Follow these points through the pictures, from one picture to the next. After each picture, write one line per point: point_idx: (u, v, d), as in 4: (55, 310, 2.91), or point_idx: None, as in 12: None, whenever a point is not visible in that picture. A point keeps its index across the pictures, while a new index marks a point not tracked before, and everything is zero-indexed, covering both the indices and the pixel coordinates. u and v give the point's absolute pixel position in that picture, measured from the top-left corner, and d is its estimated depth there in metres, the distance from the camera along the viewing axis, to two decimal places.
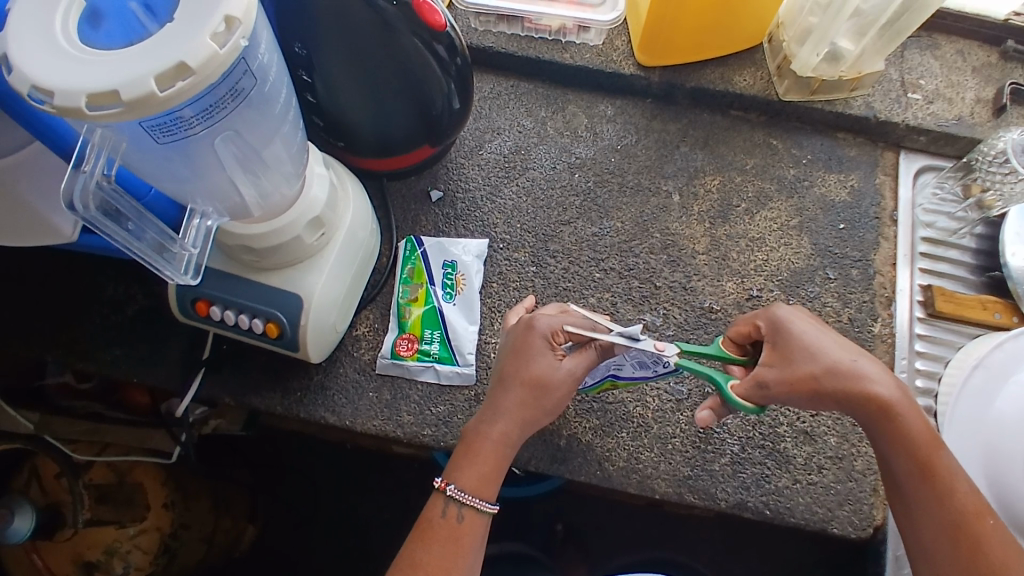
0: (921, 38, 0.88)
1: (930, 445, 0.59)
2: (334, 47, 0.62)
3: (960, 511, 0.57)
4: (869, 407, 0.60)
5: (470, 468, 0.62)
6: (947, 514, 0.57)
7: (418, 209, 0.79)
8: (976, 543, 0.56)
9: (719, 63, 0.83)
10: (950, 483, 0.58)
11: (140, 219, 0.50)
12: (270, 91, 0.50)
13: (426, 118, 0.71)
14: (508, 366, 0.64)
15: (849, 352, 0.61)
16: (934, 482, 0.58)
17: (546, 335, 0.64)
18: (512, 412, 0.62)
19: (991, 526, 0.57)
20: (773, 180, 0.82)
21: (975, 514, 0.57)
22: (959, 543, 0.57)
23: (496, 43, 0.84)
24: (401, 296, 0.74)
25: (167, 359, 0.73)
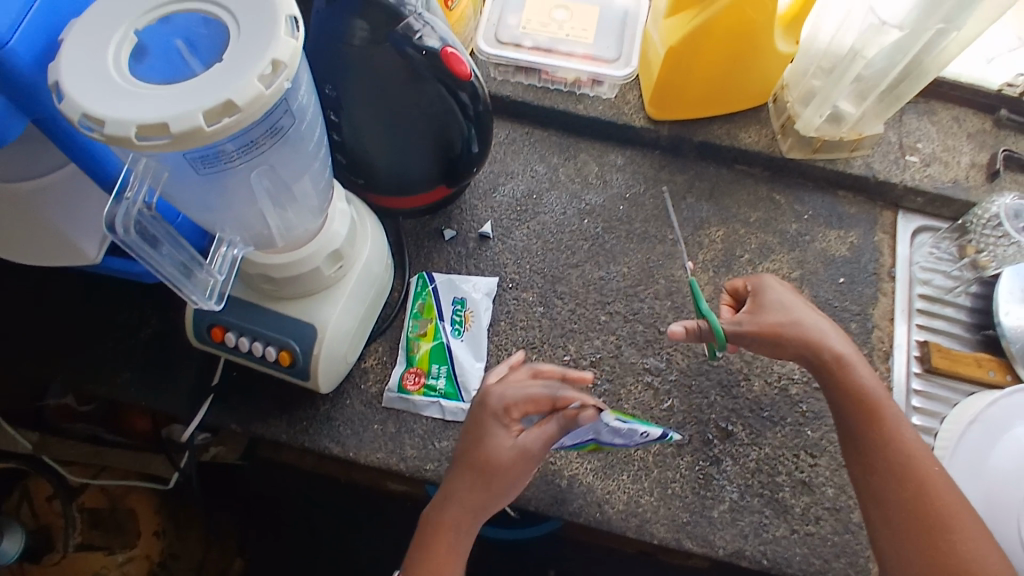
0: (918, 104, 0.92)
1: (882, 398, 0.66)
2: (364, 89, 0.65)
3: (911, 458, 0.63)
4: (821, 358, 0.67)
5: (425, 558, 0.62)
6: (895, 460, 0.63)
7: (431, 246, 0.82)
8: (920, 490, 0.61)
9: (725, 121, 0.87)
10: (899, 433, 0.64)
11: (171, 243, 0.52)
12: (305, 131, 0.52)
13: (446, 158, 0.74)
14: (467, 447, 0.63)
15: (822, 317, 0.70)
16: (881, 431, 0.64)
17: (498, 412, 0.63)
18: (462, 496, 0.62)
19: (934, 475, 0.62)
20: (776, 234, 0.84)
21: (922, 465, 0.63)
22: (905, 488, 0.62)
23: (514, 92, 0.87)
24: (410, 331, 0.75)
25: (176, 384, 0.74)
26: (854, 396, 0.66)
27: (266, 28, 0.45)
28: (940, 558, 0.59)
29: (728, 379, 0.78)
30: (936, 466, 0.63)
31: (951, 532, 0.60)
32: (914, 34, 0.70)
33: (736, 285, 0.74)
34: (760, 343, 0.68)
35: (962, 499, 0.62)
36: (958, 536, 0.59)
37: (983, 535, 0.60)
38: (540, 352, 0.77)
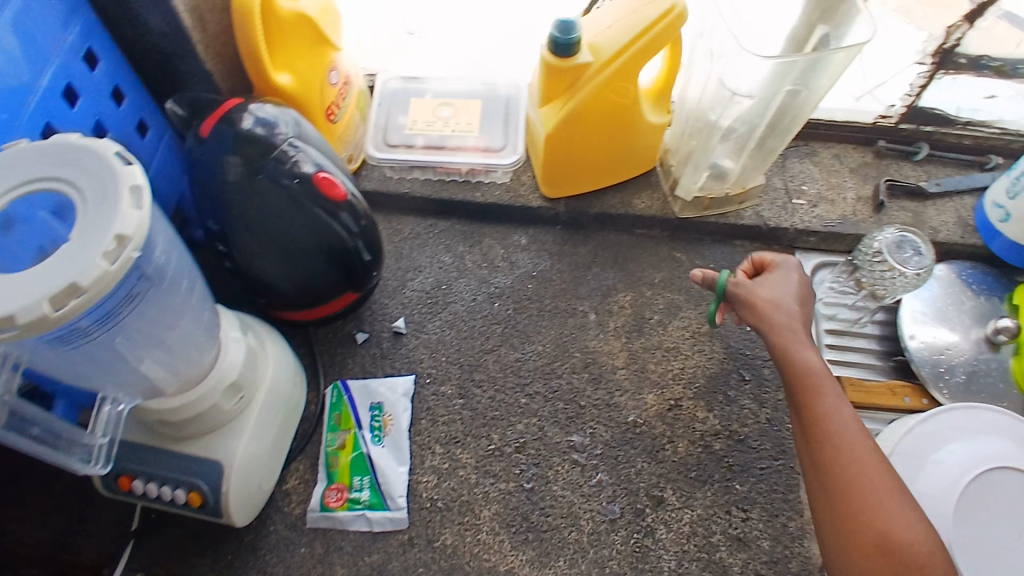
0: (799, 147, 0.96)
1: (824, 376, 0.67)
2: (244, 220, 0.66)
3: (835, 435, 0.63)
4: (777, 332, 0.71)
5: None
6: (818, 431, 0.64)
7: (345, 352, 0.82)
8: (838, 464, 0.62)
9: (618, 189, 0.90)
10: (828, 410, 0.65)
11: (46, 422, 0.53)
12: (170, 282, 0.53)
13: (342, 270, 0.74)
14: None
15: (794, 303, 0.73)
16: (812, 407, 0.66)
17: None
18: None
19: (857, 450, 0.62)
20: (682, 291, 0.87)
21: (851, 440, 0.63)
22: (826, 462, 0.63)
23: (412, 188, 0.89)
24: (329, 445, 0.75)
25: (95, 535, 0.72)
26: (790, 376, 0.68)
27: (109, 204, 0.45)
28: (849, 529, 0.59)
29: (653, 444, 0.79)
30: (867, 443, 0.63)
31: (862, 505, 0.59)
32: (765, 101, 0.72)
33: (764, 258, 0.77)
34: (745, 308, 0.74)
35: (891, 474, 0.61)
36: (869, 510, 0.59)
37: (907, 508, 0.59)
38: (464, 445, 0.77)
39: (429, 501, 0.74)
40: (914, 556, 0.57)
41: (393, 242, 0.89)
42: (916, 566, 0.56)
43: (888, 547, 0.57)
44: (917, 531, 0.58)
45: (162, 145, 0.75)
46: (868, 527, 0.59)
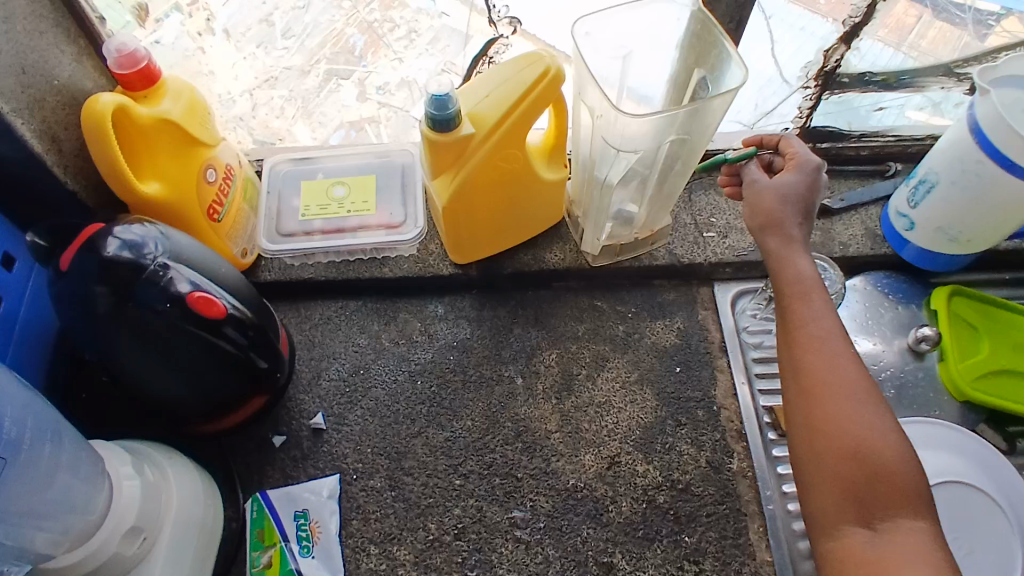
0: (703, 177, 0.96)
1: (807, 287, 0.64)
2: (125, 350, 0.62)
3: (813, 343, 0.61)
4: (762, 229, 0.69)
5: None
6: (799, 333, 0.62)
7: (262, 459, 0.77)
8: (813, 370, 0.60)
9: (529, 246, 0.89)
10: (806, 315, 0.63)
11: None
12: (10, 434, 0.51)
13: (243, 379, 0.70)
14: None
15: (782, 201, 0.67)
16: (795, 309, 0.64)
17: None
18: None
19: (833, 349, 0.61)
20: (606, 340, 0.85)
21: (829, 341, 0.61)
22: (800, 367, 0.61)
23: (316, 272, 0.87)
24: (252, 566, 0.70)
25: None
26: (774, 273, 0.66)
27: None
28: (822, 433, 0.58)
29: (596, 508, 0.75)
30: (847, 350, 0.61)
31: (832, 409, 0.58)
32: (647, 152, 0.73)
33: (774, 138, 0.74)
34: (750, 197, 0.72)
35: (869, 382, 0.59)
36: (846, 408, 0.58)
37: (883, 416, 0.58)
38: (400, 540, 0.73)
39: None
40: (883, 458, 0.56)
41: (305, 331, 0.86)
42: (885, 470, 0.55)
43: (857, 447, 0.56)
44: (890, 440, 0.56)
45: (33, 274, 0.70)
46: (839, 430, 0.57)
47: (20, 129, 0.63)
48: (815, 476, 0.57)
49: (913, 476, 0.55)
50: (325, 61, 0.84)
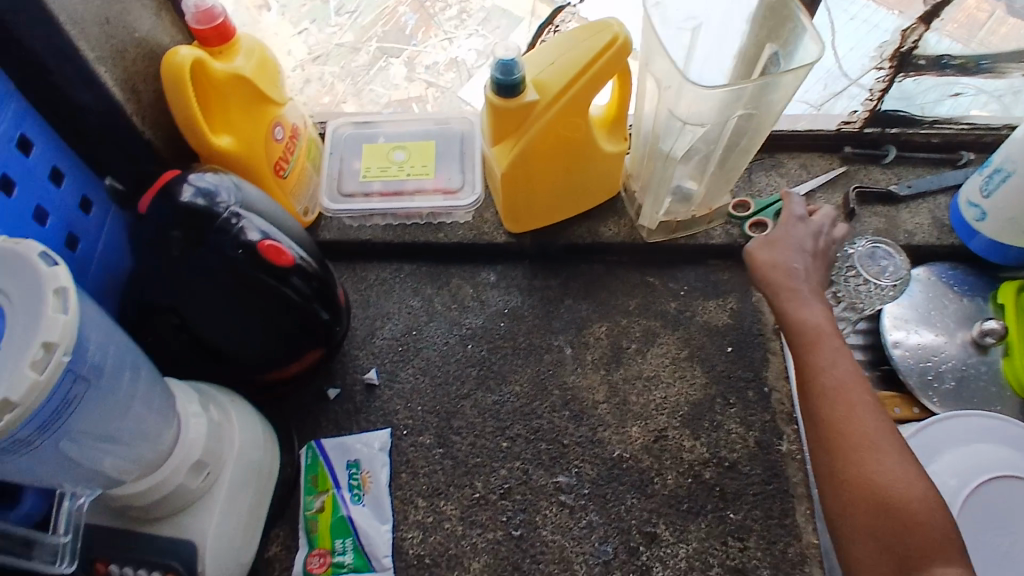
0: (764, 160, 0.93)
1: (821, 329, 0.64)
2: (192, 295, 0.64)
3: (830, 392, 0.60)
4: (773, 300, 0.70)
5: None
6: (815, 384, 0.61)
7: (317, 410, 0.80)
8: (833, 420, 0.58)
9: (584, 219, 0.89)
10: (821, 364, 0.62)
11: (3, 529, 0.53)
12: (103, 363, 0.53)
13: (303, 331, 0.72)
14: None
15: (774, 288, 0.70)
16: (812, 358, 0.63)
17: None
18: None
19: (852, 396, 0.59)
20: (658, 316, 0.85)
21: (847, 389, 0.60)
22: (821, 420, 0.59)
23: (373, 234, 0.89)
24: (306, 509, 0.73)
25: None
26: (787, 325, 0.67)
27: (36, 311, 0.45)
28: (849, 485, 0.55)
29: (641, 479, 0.75)
30: (869, 400, 0.59)
31: (855, 460, 0.55)
32: (717, 125, 0.72)
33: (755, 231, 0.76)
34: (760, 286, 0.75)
35: (894, 431, 0.57)
36: (870, 460, 0.55)
37: (912, 467, 0.55)
38: (447, 496, 0.75)
39: (415, 558, 0.72)
40: (912, 510, 0.52)
41: (361, 290, 0.88)
42: (910, 520, 0.52)
43: (883, 499, 0.53)
44: (917, 488, 0.53)
45: (109, 219, 0.73)
46: (866, 482, 0.54)
47: (104, 78, 0.66)
48: (844, 528, 0.54)
49: (944, 525, 0.52)
50: (377, 38, 0.90)
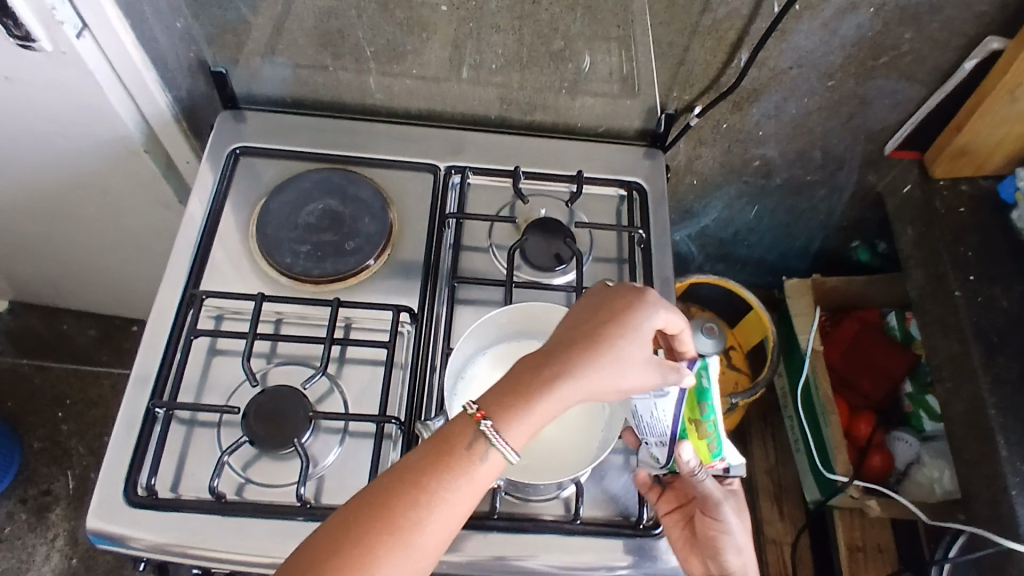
0: None
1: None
2: None
3: (466, 490, 0.58)
4: (582, 353, 0.62)
5: (586, 365, 0.61)
6: (463, 460, 0.58)
7: None
8: (424, 518, 0.56)
9: None
10: (468, 489, 0.58)
11: None
12: None
13: None
14: (614, 319, 0.64)
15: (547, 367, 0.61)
16: (523, 409, 0.59)
17: (655, 301, 0.66)
18: (618, 337, 0.63)
19: (446, 502, 0.57)
20: None
21: (440, 517, 0.56)
22: (533, 402, 0.60)
23: None
24: None
25: None
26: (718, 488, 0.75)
27: None
28: (410, 503, 0.56)
29: None
30: (431, 513, 0.56)
31: (417, 510, 0.56)
32: None
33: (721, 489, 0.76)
34: (509, 376, 0.62)
35: (421, 523, 0.56)
36: (411, 515, 0.56)
37: (401, 554, 0.55)
38: None
39: None
40: (406, 523, 0.55)
41: None
42: (396, 526, 0.55)
43: (392, 533, 0.55)
44: (433, 542, 0.56)
45: None
46: (412, 536, 0.55)
47: None
48: (462, 487, 0.58)
49: (402, 550, 0.55)
50: None
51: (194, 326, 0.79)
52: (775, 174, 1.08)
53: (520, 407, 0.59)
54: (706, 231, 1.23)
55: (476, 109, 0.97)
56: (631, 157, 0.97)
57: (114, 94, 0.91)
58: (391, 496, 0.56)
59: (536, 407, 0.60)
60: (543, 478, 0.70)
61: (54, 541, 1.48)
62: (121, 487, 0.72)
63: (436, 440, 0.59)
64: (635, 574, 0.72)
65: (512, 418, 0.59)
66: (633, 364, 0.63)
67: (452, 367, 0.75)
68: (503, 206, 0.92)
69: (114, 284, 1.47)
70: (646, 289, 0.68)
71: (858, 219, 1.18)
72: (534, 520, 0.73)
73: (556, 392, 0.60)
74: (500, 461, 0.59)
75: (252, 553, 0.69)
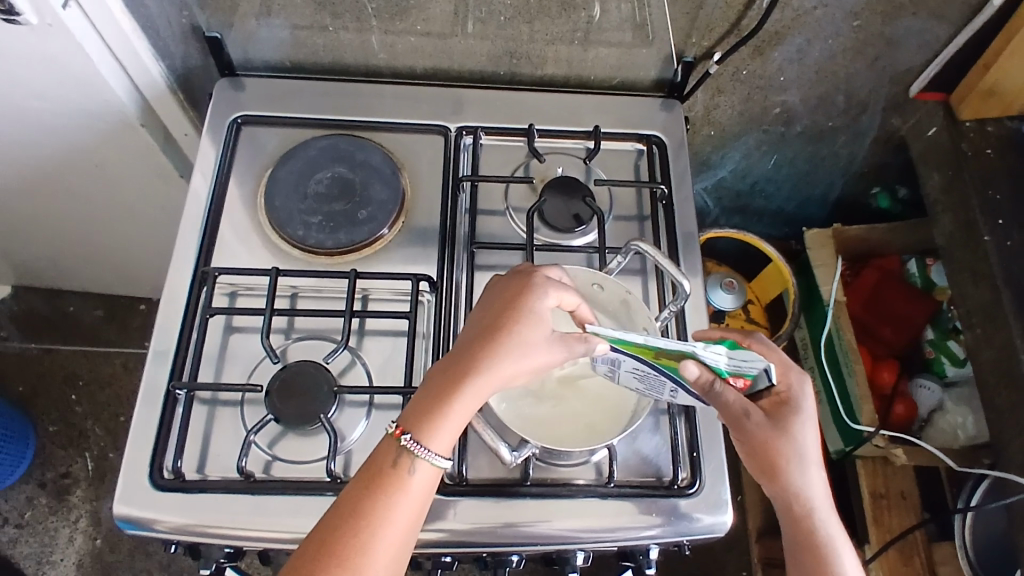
0: None
1: (819, 509, 0.62)
2: None
3: (407, 505, 0.58)
4: (481, 348, 0.61)
5: (486, 359, 0.61)
6: (394, 479, 0.58)
7: None
8: (373, 541, 0.56)
9: None
10: (407, 504, 0.58)
11: None
12: None
13: None
14: (503, 308, 0.63)
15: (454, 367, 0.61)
16: (438, 413, 0.60)
17: (546, 281, 0.65)
18: (512, 325, 0.62)
19: (388, 522, 0.57)
20: None
21: (388, 538, 0.56)
22: (445, 405, 0.60)
23: None
24: None
25: None
26: (788, 395, 0.64)
27: None
28: (354, 530, 0.56)
29: None
30: (379, 536, 0.56)
31: (364, 536, 0.56)
32: None
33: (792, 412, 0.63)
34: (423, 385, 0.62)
35: (371, 549, 0.55)
36: (358, 542, 0.55)
37: None
38: None
39: None
40: (355, 552, 0.55)
41: None
42: (347, 557, 0.55)
43: (343, 563, 0.54)
44: (387, 563, 0.56)
45: None
46: (364, 563, 0.55)
47: None
48: (403, 503, 0.58)
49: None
50: None
51: (209, 305, 0.77)
52: (795, 121, 1.04)
53: (437, 413, 0.60)
54: (722, 182, 1.20)
55: (484, 65, 0.93)
56: (648, 109, 0.93)
57: (105, 65, 0.86)
58: (334, 529, 0.56)
59: (451, 410, 0.60)
60: (616, 429, 0.69)
61: (77, 522, 1.49)
62: (147, 471, 0.70)
63: (366, 467, 0.60)
64: (671, 533, 0.71)
65: (430, 426, 0.59)
66: (535, 346, 0.62)
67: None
68: (517, 165, 0.89)
69: (119, 262, 1.44)
70: (537, 271, 0.66)
71: (878, 165, 1.15)
72: (564, 485, 0.71)
73: (465, 392, 0.60)
74: (430, 469, 0.59)
75: (284, 531, 0.68)
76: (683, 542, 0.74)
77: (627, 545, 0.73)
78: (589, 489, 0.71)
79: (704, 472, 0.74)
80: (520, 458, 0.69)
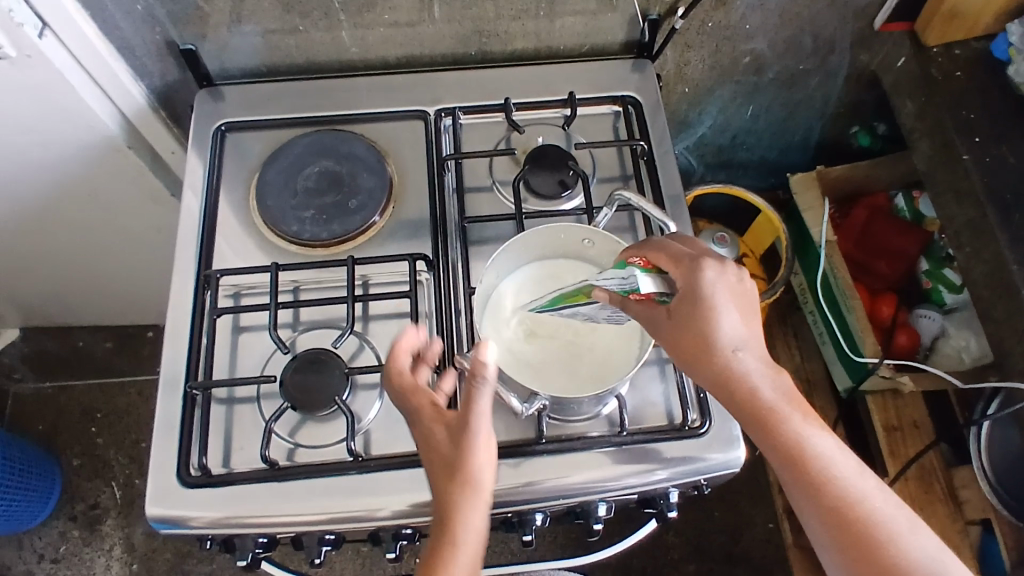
0: None
1: (769, 396, 0.60)
2: None
3: None
4: (439, 472, 0.60)
5: (442, 472, 0.59)
6: None
7: None
8: None
9: None
10: None
11: None
12: None
13: None
14: (420, 429, 0.63)
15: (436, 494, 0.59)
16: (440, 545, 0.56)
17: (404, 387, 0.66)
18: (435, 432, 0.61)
19: None
20: None
21: None
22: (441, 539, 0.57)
23: None
24: None
25: None
26: (688, 295, 0.62)
27: None
28: None
29: None
30: None
31: None
32: None
33: (704, 300, 0.61)
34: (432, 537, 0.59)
35: None
36: None
37: None
38: None
39: None
40: None
41: None
42: None
43: None
44: None
45: None
46: None
47: None
48: None
49: None
50: None
51: (216, 307, 0.79)
52: (766, 68, 1.06)
53: (449, 557, 0.56)
54: (703, 139, 1.22)
55: (454, 48, 0.95)
56: (620, 71, 0.94)
57: (86, 91, 0.88)
58: None
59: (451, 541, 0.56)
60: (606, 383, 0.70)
61: (112, 551, 1.51)
62: (174, 472, 0.72)
63: None
64: (687, 473, 0.73)
65: (453, 556, 0.56)
66: (465, 425, 0.60)
67: (480, 293, 0.74)
68: (499, 140, 0.91)
69: (122, 290, 1.46)
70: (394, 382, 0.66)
71: (854, 103, 1.16)
72: (578, 439, 0.73)
73: (453, 516, 0.57)
74: None
75: (314, 513, 0.70)
76: (700, 481, 0.76)
77: (646, 491, 0.75)
78: (601, 440, 0.73)
79: (712, 411, 0.75)
80: (531, 411, 0.70)
